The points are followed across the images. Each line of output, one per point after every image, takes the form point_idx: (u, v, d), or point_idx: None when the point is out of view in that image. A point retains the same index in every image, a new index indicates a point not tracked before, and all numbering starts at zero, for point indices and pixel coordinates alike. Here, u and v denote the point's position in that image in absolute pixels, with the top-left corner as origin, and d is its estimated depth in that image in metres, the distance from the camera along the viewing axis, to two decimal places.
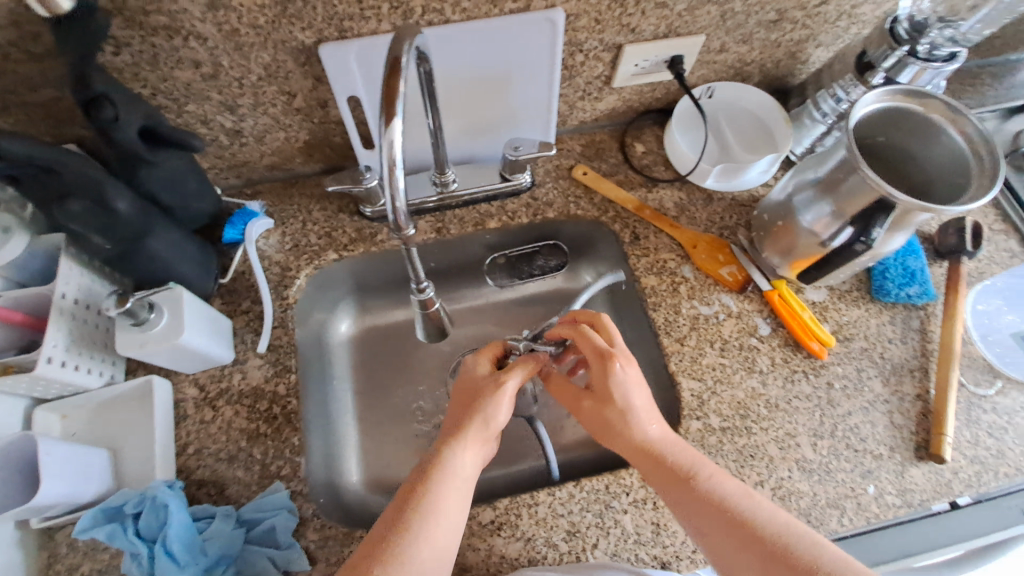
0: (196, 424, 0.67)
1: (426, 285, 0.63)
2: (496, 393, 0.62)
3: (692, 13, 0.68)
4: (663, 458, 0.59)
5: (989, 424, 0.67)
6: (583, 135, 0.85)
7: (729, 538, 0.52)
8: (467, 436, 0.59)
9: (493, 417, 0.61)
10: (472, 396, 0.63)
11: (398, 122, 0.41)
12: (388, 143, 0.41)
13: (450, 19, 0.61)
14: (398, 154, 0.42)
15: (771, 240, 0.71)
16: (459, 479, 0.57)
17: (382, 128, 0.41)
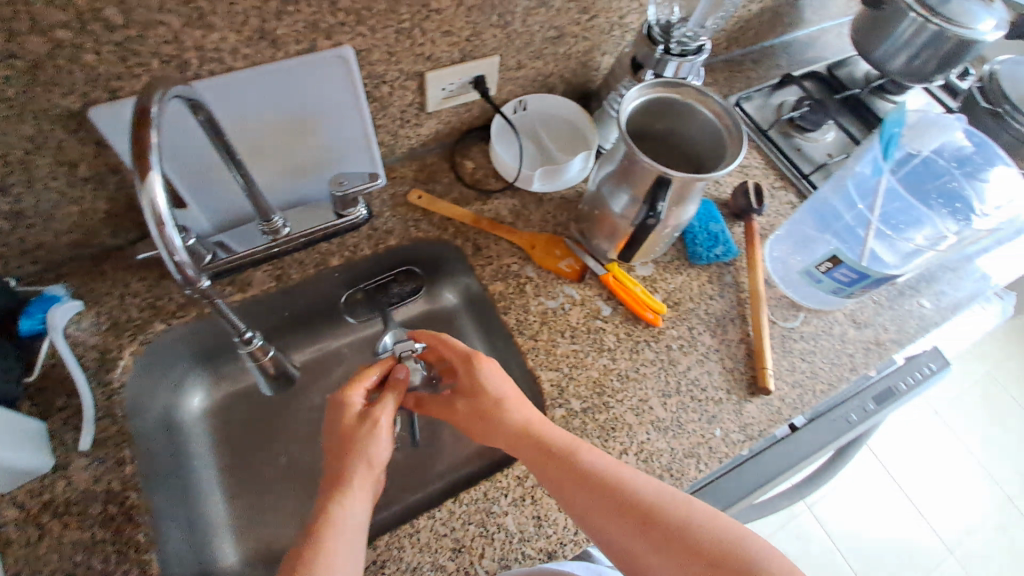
0: (14, 549, 0.58)
1: (251, 335, 0.64)
2: (373, 429, 0.61)
3: (480, 37, 0.74)
4: (543, 444, 0.60)
5: (799, 351, 0.77)
6: (415, 160, 0.88)
7: (609, 512, 0.54)
8: (353, 482, 0.57)
9: (375, 455, 0.59)
10: (347, 437, 0.61)
11: (157, 178, 0.41)
12: (149, 201, 0.41)
13: (234, 66, 0.60)
14: (165, 210, 0.41)
15: (596, 228, 0.77)
16: (352, 527, 0.54)
17: (138, 185, 0.40)
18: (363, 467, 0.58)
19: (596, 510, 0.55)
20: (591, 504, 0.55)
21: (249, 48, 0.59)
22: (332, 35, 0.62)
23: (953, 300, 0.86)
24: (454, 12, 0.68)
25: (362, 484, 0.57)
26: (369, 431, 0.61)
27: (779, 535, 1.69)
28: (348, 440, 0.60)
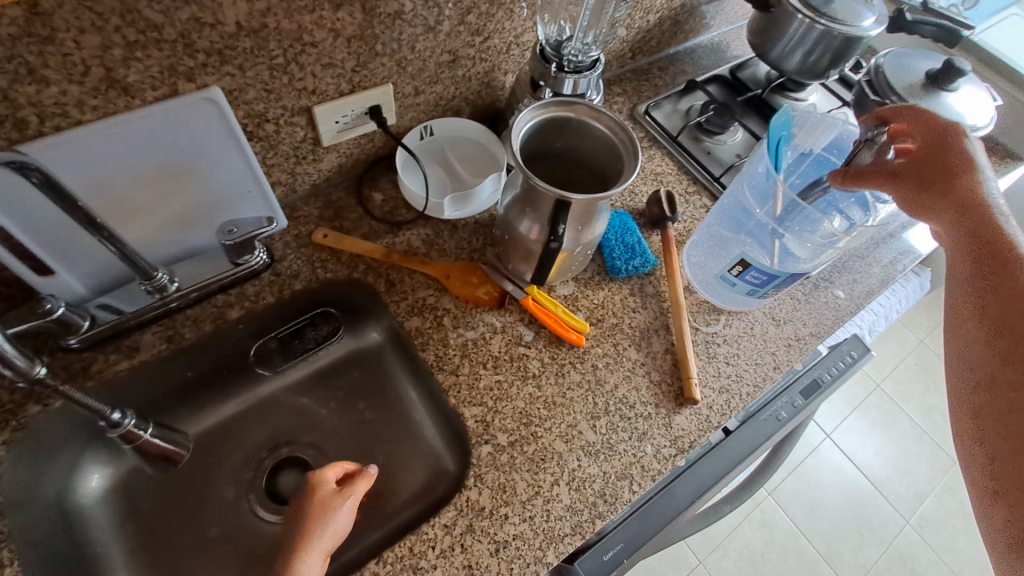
0: None
1: (122, 417, 0.64)
2: (337, 502, 0.63)
3: (367, 66, 0.71)
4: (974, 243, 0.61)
5: (724, 355, 0.77)
6: (319, 197, 0.83)
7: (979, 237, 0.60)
8: (314, 549, 0.59)
9: (336, 530, 0.61)
10: (312, 509, 0.63)
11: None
12: None
13: (82, 120, 0.55)
14: None
15: (509, 252, 0.75)
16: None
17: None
18: (323, 540, 0.60)
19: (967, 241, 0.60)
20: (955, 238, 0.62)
21: (97, 99, 0.55)
22: (194, 77, 0.59)
23: (865, 287, 0.88)
24: (332, 43, 0.65)
25: (317, 553, 0.59)
26: (337, 505, 0.63)
27: (746, 525, 1.71)
28: (318, 512, 0.62)
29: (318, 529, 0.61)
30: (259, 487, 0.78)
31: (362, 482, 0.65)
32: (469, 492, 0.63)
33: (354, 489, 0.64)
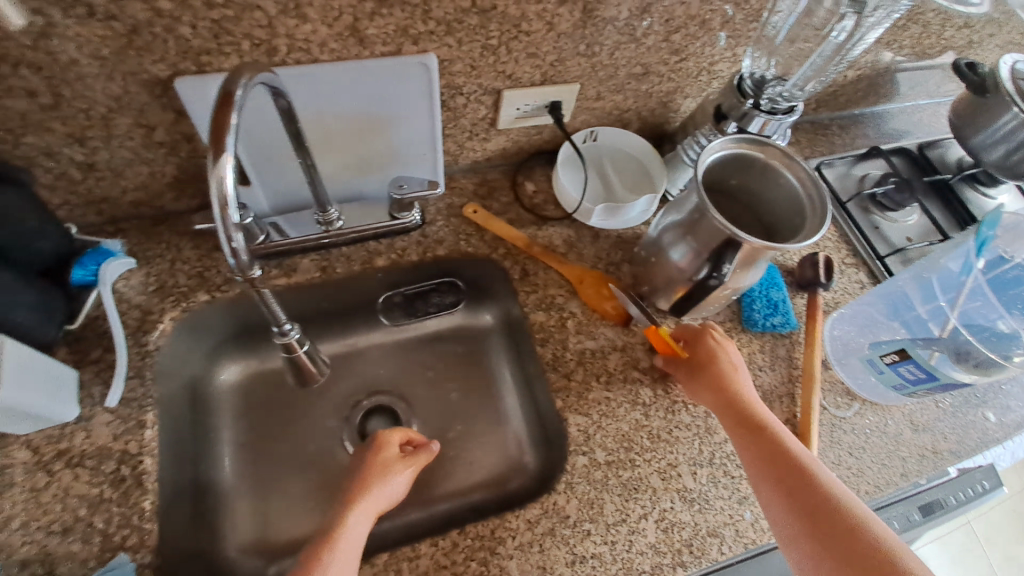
0: (25, 493, 0.58)
1: (289, 328, 0.61)
2: (397, 467, 0.65)
3: (565, 63, 0.72)
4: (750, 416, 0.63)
5: (848, 444, 0.72)
6: (476, 174, 0.86)
7: (761, 441, 0.60)
8: (367, 503, 0.60)
9: (390, 491, 0.63)
10: (372, 465, 0.64)
11: (228, 156, 0.41)
12: (218, 180, 0.40)
13: (319, 58, 0.61)
14: (231, 191, 0.41)
15: (648, 275, 0.74)
16: (353, 545, 0.56)
17: (211, 163, 0.40)
18: (378, 497, 0.61)
19: (756, 449, 0.60)
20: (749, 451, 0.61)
21: (337, 43, 0.60)
22: (418, 42, 0.62)
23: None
24: (544, 35, 0.67)
25: (371, 508, 0.60)
26: (397, 469, 0.65)
27: None
28: (380, 469, 0.64)
29: (376, 485, 0.62)
30: (352, 425, 0.82)
31: (423, 455, 0.68)
32: (557, 497, 0.63)
33: (416, 459, 0.67)
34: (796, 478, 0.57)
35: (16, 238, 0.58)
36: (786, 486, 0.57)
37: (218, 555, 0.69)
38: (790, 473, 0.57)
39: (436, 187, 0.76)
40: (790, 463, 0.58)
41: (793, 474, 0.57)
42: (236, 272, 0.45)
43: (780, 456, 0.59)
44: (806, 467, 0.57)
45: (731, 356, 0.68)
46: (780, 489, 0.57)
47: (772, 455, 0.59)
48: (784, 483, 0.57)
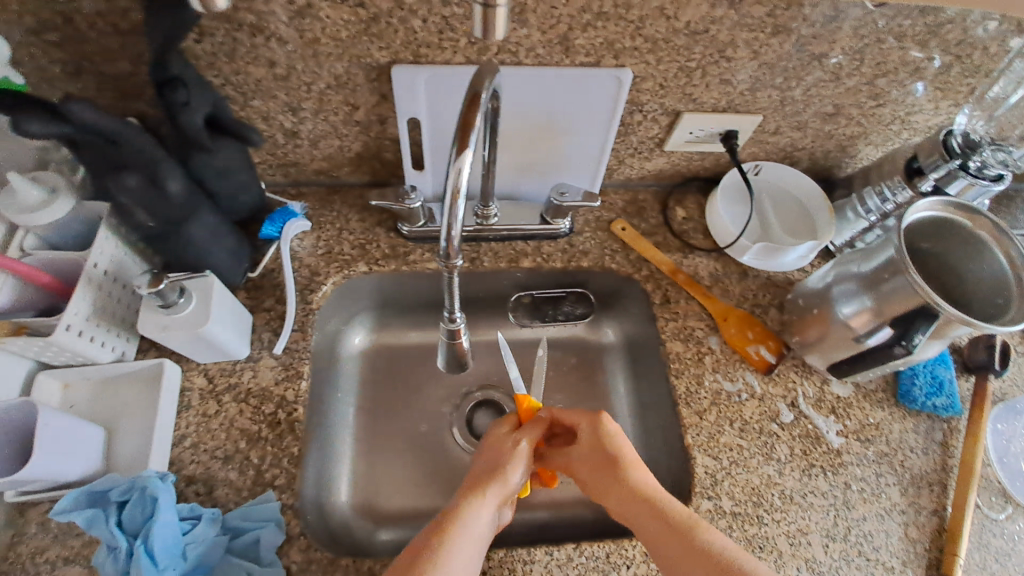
0: (197, 417, 0.64)
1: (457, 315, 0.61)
2: (517, 452, 0.61)
3: (755, 94, 0.70)
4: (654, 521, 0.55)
5: (1006, 554, 0.64)
6: (627, 191, 0.85)
7: (630, 489, 0.58)
8: (489, 493, 0.57)
9: (514, 477, 0.59)
10: (493, 454, 0.62)
11: (469, 153, 0.43)
12: (455, 171, 0.43)
13: (522, 61, 0.62)
14: (463, 183, 0.43)
15: (799, 326, 0.73)
16: (473, 537, 0.54)
17: (452, 156, 0.43)
18: (500, 486, 0.58)
19: (626, 517, 0.57)
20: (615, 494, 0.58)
21: (544, 49, 0.61)
22: (620, 56, 0.62)
23: None
24: (745, 63, 0.65)
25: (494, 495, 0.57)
26: (511, 449, 0.61)
27: None
28: (495, 457, 0.61)
29: (495, 474, 0.59)
30: (462, 413, 0.85)
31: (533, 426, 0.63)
32: None
33: (524, 434, 0.62)
34: (670, 521, 0.55)
35: (229, 189, 0.65)
36: (661, 521, 0.55)
37: (335, 510, 0.74)
38: (659, 515, 0.55)
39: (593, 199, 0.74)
40: (658, 503, 0.56)
41: (662, 508, 0.56)
42: (441, 257, 0.48)
43: (637, 497, 0.57)
44: (674, 515, 0.55)
45: (605, 435, 0.61)
46: (656, 525, 0.55)
47: (652, 530, 0.54)
48: (652, 515, 0.55)
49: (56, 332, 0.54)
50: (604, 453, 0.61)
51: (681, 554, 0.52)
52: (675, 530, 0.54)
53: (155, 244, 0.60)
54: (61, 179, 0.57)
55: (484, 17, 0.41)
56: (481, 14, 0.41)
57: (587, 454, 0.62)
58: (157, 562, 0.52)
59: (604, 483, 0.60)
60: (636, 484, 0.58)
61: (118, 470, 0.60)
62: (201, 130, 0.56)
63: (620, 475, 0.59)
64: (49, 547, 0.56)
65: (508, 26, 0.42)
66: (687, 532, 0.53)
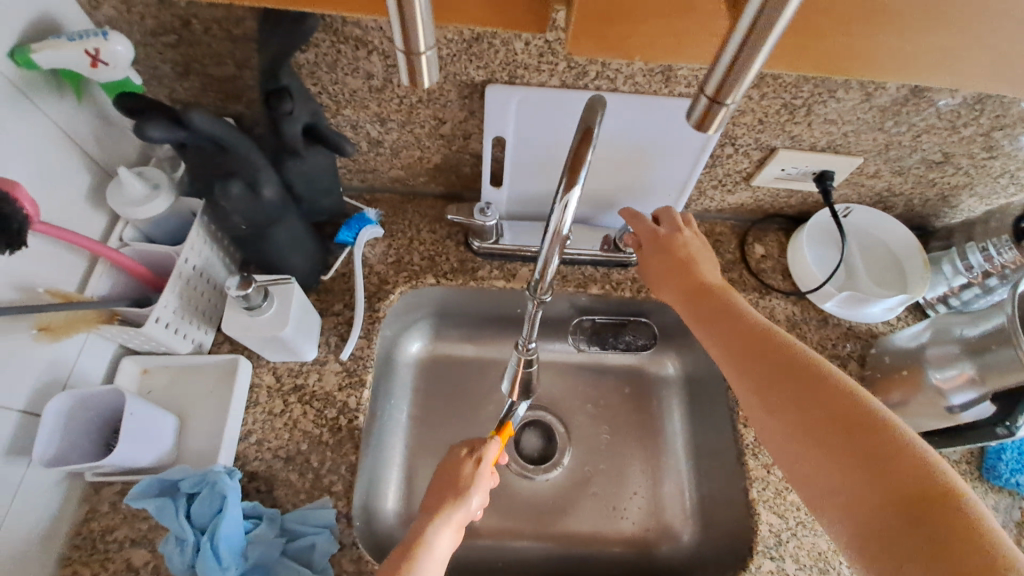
0: (263, 414, 0.65)
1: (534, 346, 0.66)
2: (475, 478, 0.61)
3: (858, 135, 0.66)
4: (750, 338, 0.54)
5: None
6: (704, 223, 0.82)
7: (789, 382, 0.50)
8: (452, 515, 0.57)
9: (472, 499, 0.59)
10: (449, 477, 0.61)
11: (577, 191, 0.44)
12: (563, 206, 0.45)
13: (618, 88, 0.62)
14: (565, 222, 0.47)
15: (883, 384, 0.68)
16: (440, 559, 0.54)
17: (560, 194, 0.45)
18: (460, 510, 0.58)
19: (747, 376, 0.53)
20: (777, 430, 0.50)
21: (643, 78, 0.60)
22: None
23: None
24: (852, 104, 0.62)
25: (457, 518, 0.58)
26: (469, 471, 0.61)
27: None
28: (451, 480, 0.61)
29: (456, 497, 0.59)
30: None
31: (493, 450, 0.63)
32: None
33: (485, 457, 0.62)
34: (852, 429, 0.46)
35: (313, 193, 0.66)
36: (832, 428, 0.46)
37: (382, 519, 0.72)
38: (825, 412, 0.47)
39: (671, 219, 0.68)
40: (832, 398, 0.48)
41: (853, 424, 0.46)
42: (529, 292, 0.55)
43: (796, 380, 0.50)
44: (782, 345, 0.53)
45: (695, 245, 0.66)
46: (841, 460, 0.45)
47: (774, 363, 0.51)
48: (830, 437, 0.46)
49: (147, 324, 0.57)
50: (764, 342, 0.53)
51: (864, 489, 0.44)
52: (856, 425, 0.46)
53: (242, 243, 0.61)
54: (164, 177, 0.60)
55: (703, 113, 0.35)
56: (702, 108, 0.35)
57: (752, 365, 0.52)
58: (221, 559, 0.53)
59: (761, 416, 0.51)
60: (815, 381, 0.49)
61: (188, 460, 0.61)
62: (298, 138, 0.57)
63: (711, 310, 0.59)
64: (119, 528, 0.58)
65: (724, 125, 0.36)
66: (887, 458, 0.44)
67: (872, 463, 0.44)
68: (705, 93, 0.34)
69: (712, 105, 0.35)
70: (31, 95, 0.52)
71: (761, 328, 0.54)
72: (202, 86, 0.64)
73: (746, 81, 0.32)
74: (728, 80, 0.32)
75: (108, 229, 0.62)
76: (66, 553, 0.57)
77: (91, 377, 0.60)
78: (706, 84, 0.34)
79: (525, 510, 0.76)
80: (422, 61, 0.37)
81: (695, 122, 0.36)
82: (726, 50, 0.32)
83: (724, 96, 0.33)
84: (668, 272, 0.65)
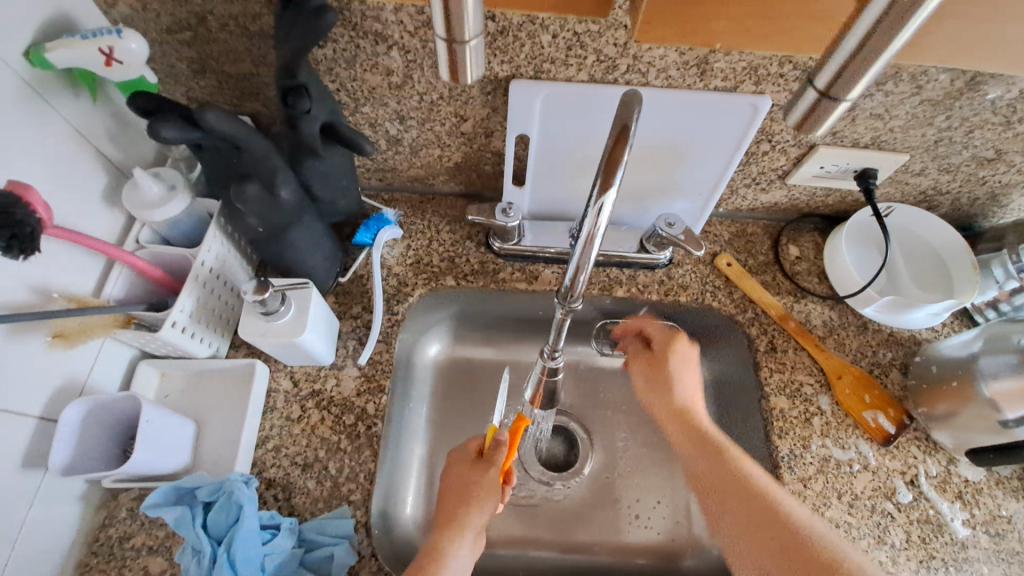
0: (280, 420, 0.63)
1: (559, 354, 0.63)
2: (486, 487, 0.59)
3: (906, 130, 0.62)
4: (729, 479, 0.59)
5: None
6: (734, 223, 0.79)
7: (745, 506, 0.57)
8: (467, 525, 0.57)
9: (485, 506, 0.59)
10: (460, 483, 0.60)
11: (612, 194, 0.42)
12: (597, 209, 0.43)
13: (650, 83, 0.59)
14: (600, 225, 0.44)
15: (929, 394, 0.64)
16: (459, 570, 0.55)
17: (594, 196, 0.42)
18: (475, 518, 0.58)
19: (714, 479, 0.61)
20: (734, 527, 0.58)
21: (677, 71, 0.57)
22: (760, 82, 0.57)
23: None
24: (902, 97, 0.58)
25: (473, 528, 0.58)
26: (479, 480, 0.59)
27: None
28: (462, 490, 0.59)
29: (471, 507, 0.58)
30: None
31: (503, 454, 0.61)
32: None
33: (495, 464, 0.60)
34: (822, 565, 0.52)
35: (331, 194, 0.64)
36: (764, 531, 0.55)
37: (401, 525, 0.69)
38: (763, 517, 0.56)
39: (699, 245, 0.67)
40: (765, 508, 0.56)
41: (770, 535, 0.55)
42: (557, 296, 0.52)
43: (744, 496, 0.58)
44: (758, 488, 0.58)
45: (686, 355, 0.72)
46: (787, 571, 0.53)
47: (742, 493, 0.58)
48: (764, 530, 0.55)
49: (162, 330, 0.55)
50: (733, 478, 0.59)
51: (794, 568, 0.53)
52: (792, 547, 0.53)
53: (259, 246, 0.60)
54: (180, 178, 0.58)
55: (810, 106, 0.37)
56: (809, 101, 0.37)
57: (710, 476, 0.61)
58: (237, 573, 0.51)
59: (722, 510, 0.59)
60: (783, 520, 0.55)
61: (205, 467, 0.60)
62: (316, 137, 0.55)
63: (698, 452, 0.64)
64: (135, 535, 0.57)
65: (837, 121, 0.38)
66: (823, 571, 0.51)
67: (802, 569, 0.52)
68: (815, 88, 0.36)
69: (822, 100, 0.36)
70: (45, 96, 0.51)
71: (741, 471, 0.59)
72: (218, 85, 0.63)
73: (863, 77, 0.34)
74: (841, 79, 0.35)
75: (125, 230, 0.61)
76: (83, 559, 0.56)
77: (108, 381, 0.59)
78: (817, 77, 0.36)
79: (547, 519, 0.73)
80: (467, 51, 0.37)
81: (800, 116, 0.38)
82: (842, 47, 0.34)
83: (837, 91, 0.35)
84: (663, 385, 0.71)
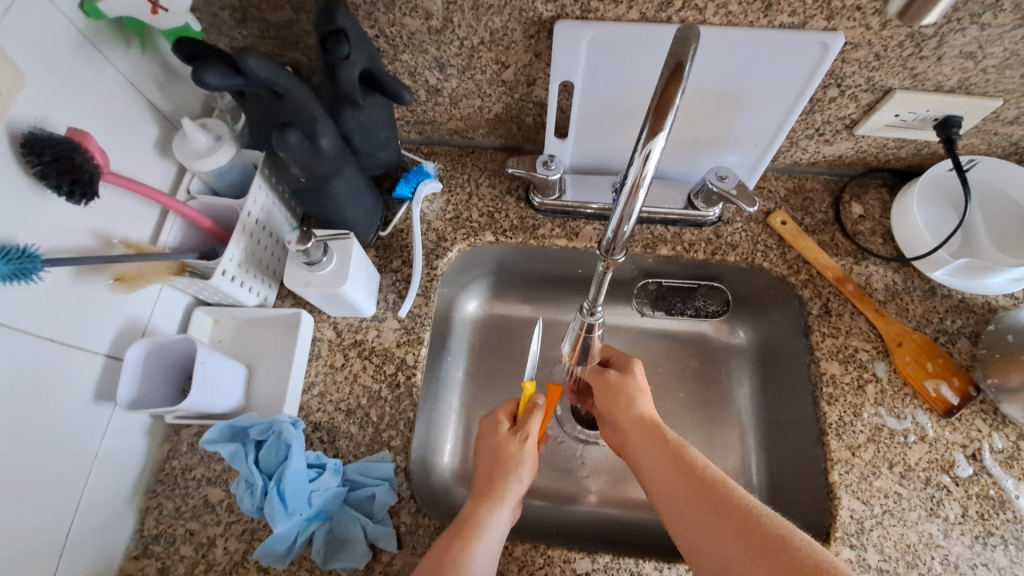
0: (325, 367, 0.66)
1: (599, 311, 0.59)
2: (522, 456, 0.59)
3: (1002, 71, 0.55)
4: (673, 453, 0.54)
5: None
6: (792, 178, 0.74)
7: (678, 473, 0.52)
8: (501, 496, 0.56)
9: (523, 477, 0.58)
10: (499, 448, 0.59)
11: (661, 139, 0.39)
12: (644, 156, 0.40)
13: (708, 20, 0.54)
14: (647, 174, 0.41)
15: (1001, 364, 0.59)
16: (496, 539, 0.53)
17: (642, 142, 0.40)
18: (511, 490, 0.56)
19: (657, 463, 0.54)
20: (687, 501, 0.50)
21: (738, 6, 0.52)
22: (833, 17, 0.52)
23: None
24: (1003, 32, 0.51)
25: (509, 501, 0.56)
26: (517, 450, 0.59)
27: None
28: (497, 459, 0.58)
29: (507, 478, 0.57)
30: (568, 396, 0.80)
31: (537, 420, 0.60)
32: None
33: (530, 433, 0.59)
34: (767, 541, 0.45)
35: (370, 145, 0.63)
36: (710, 499, 0.49)
37: (438, 473, 0.71)
38: (707, 487, 0.50)
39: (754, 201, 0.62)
40: (711, 482, 0.51)
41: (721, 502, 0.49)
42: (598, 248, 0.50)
43: (682, 461, 0.53)
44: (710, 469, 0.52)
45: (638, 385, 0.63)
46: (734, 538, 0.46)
47: (692, 474, 0.52)
48: (704, 502, 0.49)
49: (214, 277, 0.57)
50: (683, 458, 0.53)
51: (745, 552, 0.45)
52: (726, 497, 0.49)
53: (301, 198, 0.60)
54: (225, 129, 0.59)
55: None
56: None
57: (634, 433, 0.58)
58: (287, 505, 0.54)
59: (672, 482, 0.52)
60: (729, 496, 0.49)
61: (256, 408, 0.64)
62: (355, 85, 0.54)
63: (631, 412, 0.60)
64: (196, 467, 0.61)
65: None
66: (782, 552, 0.44)
67: (758, 542, 0.45)
68: None
69: None
70: (100, 47, 0.52)
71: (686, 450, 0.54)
72: (260, 34, 0.62)
73: None
74: None
75: (176, 181, 0.63)
76: (151, 486, 0.61)
77: (166, 325, 0.63)
78: None
79: (583, 475, 0.73)
80: None
81: None
82: None
83: None
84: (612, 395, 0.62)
